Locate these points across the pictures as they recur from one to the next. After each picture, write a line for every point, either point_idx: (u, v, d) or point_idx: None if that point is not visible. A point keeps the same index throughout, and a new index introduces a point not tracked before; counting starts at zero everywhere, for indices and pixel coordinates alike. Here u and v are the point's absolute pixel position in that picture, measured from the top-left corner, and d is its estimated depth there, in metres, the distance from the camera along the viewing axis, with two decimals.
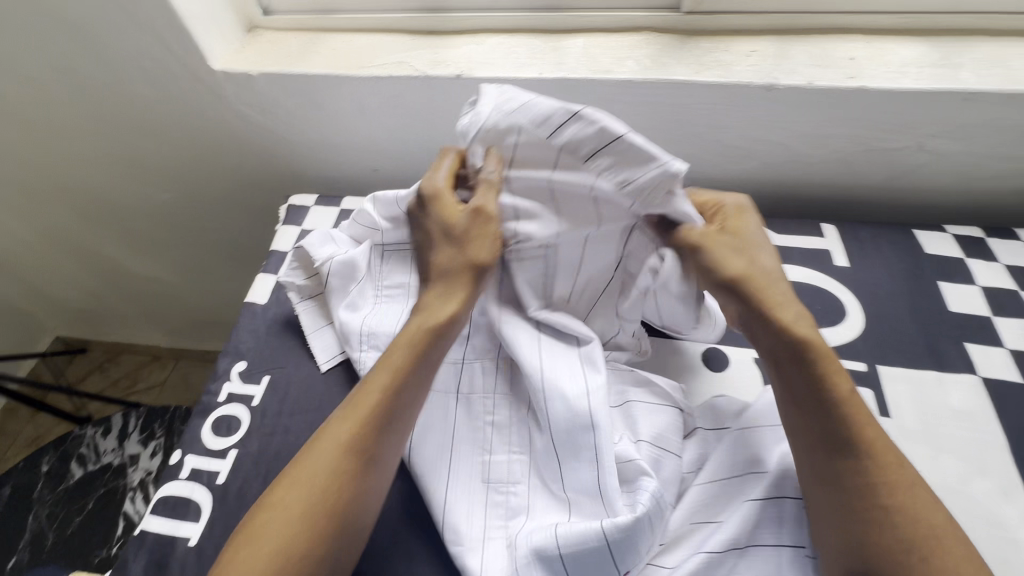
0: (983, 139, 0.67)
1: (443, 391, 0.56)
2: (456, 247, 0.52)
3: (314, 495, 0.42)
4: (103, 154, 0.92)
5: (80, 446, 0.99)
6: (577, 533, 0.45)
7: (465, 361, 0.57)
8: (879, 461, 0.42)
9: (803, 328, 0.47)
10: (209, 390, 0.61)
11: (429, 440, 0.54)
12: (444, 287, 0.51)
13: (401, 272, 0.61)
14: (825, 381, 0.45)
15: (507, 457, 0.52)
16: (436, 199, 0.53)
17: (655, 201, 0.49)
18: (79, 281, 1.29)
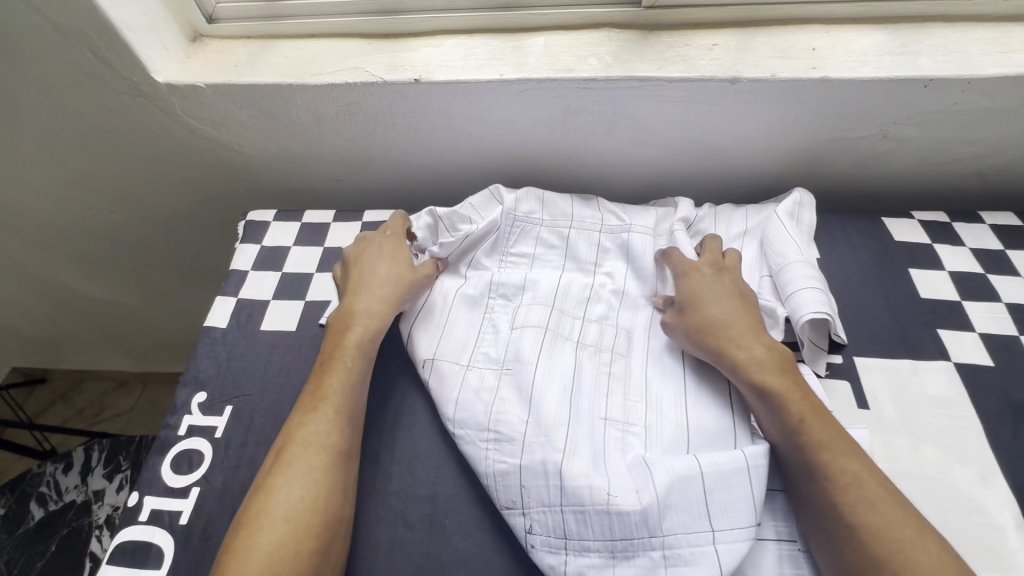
0: (942, 125, 0.67)
1: (567, 339, 0.58)
2: (393, 261, 0.62)
3: (287, 519, 0.44)
4: (43, 175, 0.86)
5: (40, 485, 0.93)
6: (721, 464, 0.47)
7: (586, 320, 0.60)
8: (842, 483, 0.43)
9: (764, 363, 0.50)
10: (167, 424, 0.57)
11: (544, 382, 0.54)
12: (376, 293, 0.59)
13: (527, 245, 0.65)
14: (784, 409, 0.48)
15: (625, 401, 0.54)
16: (388, 237, 0.64)
17: (801, 218, 0.66)
18: (28, 309, 1.22)
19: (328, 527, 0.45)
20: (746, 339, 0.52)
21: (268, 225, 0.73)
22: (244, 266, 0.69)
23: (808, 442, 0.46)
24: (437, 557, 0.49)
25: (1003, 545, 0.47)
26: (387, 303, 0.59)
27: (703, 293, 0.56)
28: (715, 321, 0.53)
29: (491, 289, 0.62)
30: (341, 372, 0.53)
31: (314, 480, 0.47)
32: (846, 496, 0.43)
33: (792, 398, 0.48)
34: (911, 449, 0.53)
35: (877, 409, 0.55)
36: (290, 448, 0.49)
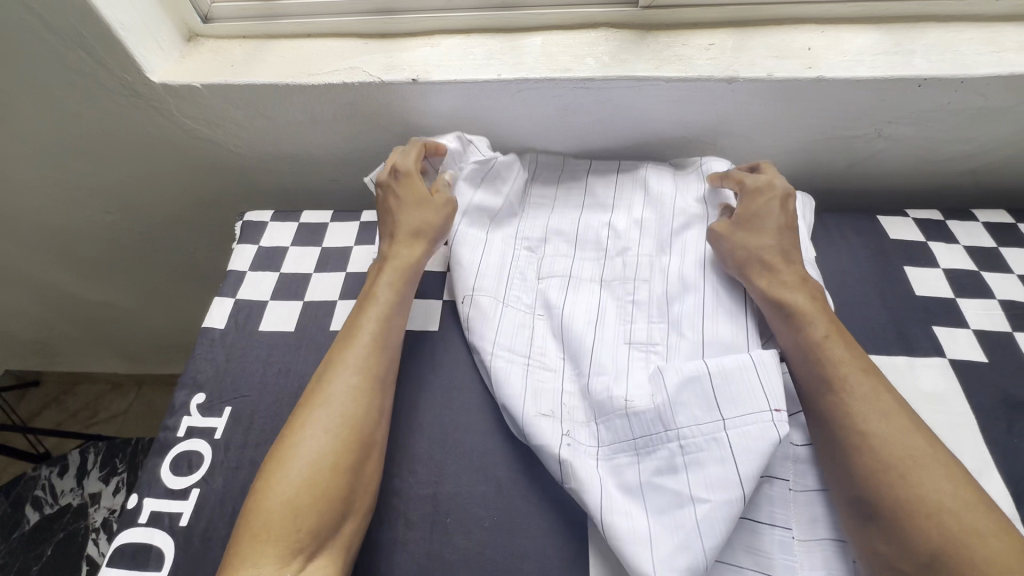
0: (935, 124, 0.68)
1: (591, 279, 0.63)
2: (418, 202, 0.62)
3: (330, 435, 0.48)
4: (35, 176, 0.85)
5: (35, 489, 0.92)
6: (727, 363, 0.49)
7: (608, 257, 0.65)
8: (861, 394, 0.47)
9: (796, 292, 0.54)
10: (166, 425, 0.56)
11: (576, 314, 0.60)
12: (412, 238, 0.61)
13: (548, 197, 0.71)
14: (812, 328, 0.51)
15: (647, 325, 0.58)
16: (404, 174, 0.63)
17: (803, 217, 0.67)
18: (20, 311, 1.21)
19: (366, 446, 0.49)
20: (790, 267, 0.55)
21: (265, 225, 0.73)
22: (241, 266, 0.69)
23: (829, 360, 0.49)
24: (439, 555, 0.49)
25: None
26: (423, 244, 0.61)
27: (763, 217, 0.58)
28: (768, 247, 0.57)
29: (518, 239, 0.67)
30: (381, 307, 0.56)
31: (345, 401, 0.49)
32: (861, 406, 0.46)
33: (823, 322, 0.52)
34: None
35: None
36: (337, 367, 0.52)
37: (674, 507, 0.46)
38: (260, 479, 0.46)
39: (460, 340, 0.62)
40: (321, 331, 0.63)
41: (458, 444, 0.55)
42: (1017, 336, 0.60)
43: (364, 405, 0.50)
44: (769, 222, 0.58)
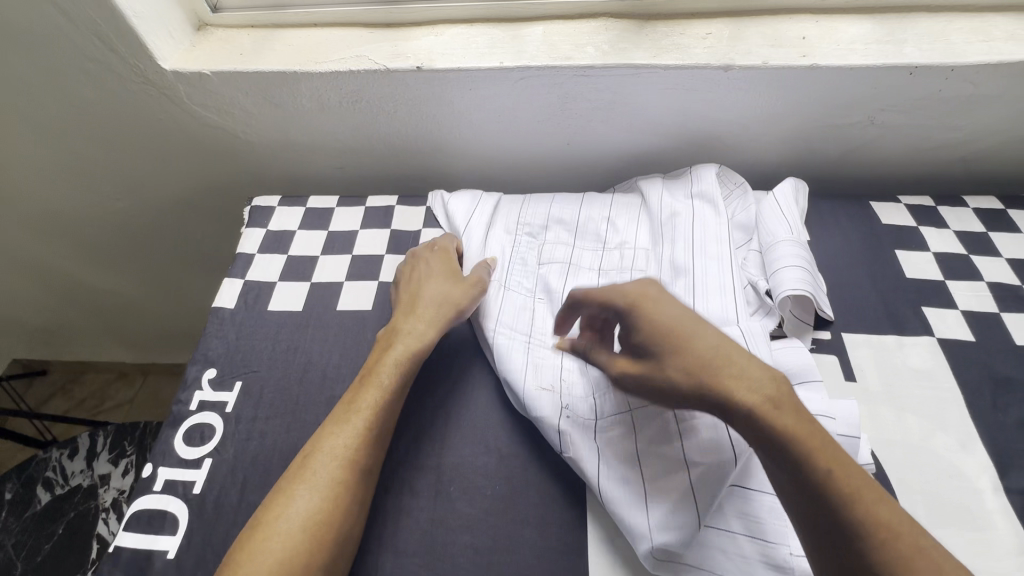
0: (926, 111, 0.70)
1: (589, 268, 0.65)
2: (446, 285, 0.60)
3: (304, 530, 0.44)
4: (48, 161, 0.87)
5: (46, 470, 0.94)
6: None
7: (606, 247, 0.67)
8: (890, 544, 0.35)
9: (768, 412, 0.40)
10: (179, 399, 0.58)
11: (575, 295, 0.62)
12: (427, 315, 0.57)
13: (546, 197, 0.74)
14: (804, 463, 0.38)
15: None
16: (439, 251, 0.64)
17: (799, 202, 0.69)
18: (29, 297, 1.23)
19: (338, 543, 0.45)
20: (744, 373, 0.42)
21: (273, 210, 0.75)
22: (251, 249, 0.71)
23: (840, 504, 0.37)
24: (443, 522, 0.51)
25: (981, 506, 0.50)
26: (437, 328, 0.57)
27: (679, 328, 0.46)
28: (693, 364, 0.44)
29: (521, 227, 0.69)
30: (379, 392, 0.52)
31: (325, 490, 0.46)
32: (892, 559, 0.35)
33: (811, 445, 0.39)
34: (896, 418, 0.55)
35: (864, 381, 0.57)
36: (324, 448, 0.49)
37: (669, 472, 0.48)
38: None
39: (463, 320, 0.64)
40: (329, 310, 0.65)
41: (462, 419, 0.57)
42: (1003, 317, 0.62)
43: (345, 495, 0.47)
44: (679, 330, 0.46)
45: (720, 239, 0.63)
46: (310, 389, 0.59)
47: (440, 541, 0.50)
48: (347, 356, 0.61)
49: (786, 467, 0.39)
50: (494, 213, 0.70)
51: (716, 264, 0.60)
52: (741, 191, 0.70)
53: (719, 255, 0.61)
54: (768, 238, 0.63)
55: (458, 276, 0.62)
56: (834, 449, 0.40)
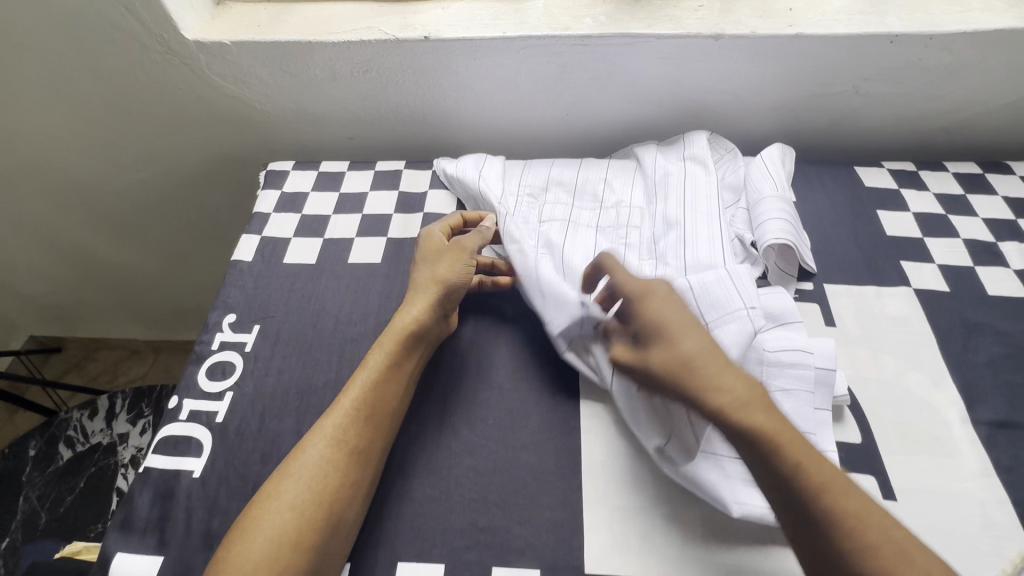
0: (908, 80, 0.74)
1: (588, 225, 0.69)
2: (430, 267, 0.61)
3: (292, 511, 0.45)
4: (73, 131, 0.92)
5: (68, 429, 0.99)
6: (706, 278, 0.55)
7: (603, 207, 0.71)
8: (847, 531, 0.39)
9: (737, 408, 0.45)
10: (202, 339, 0.62)
11: (575, 249, 0.65)
12: (411, 297, 0.58)
13: (546, 162, 0.77)
14: (773, 457, 0.43)
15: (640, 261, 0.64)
16: (423, 235, 0.64)
17: (786, 165, 0.73)
18: (48, 270, 1.28)
19: (333, 523, 0.46)
20: (724, 378, 0.46)
21: (288, 173, 0.79)
22: (267, 208, 0.75)
23: (806, 491, 0.41)
24: (448, 448, 0.55)
25: (950, 436, 0.53)
26: (421, 308, 0.57)
27: (665, 326, 0.50)
28: (680, 363, 0.47)
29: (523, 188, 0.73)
30: (364, 375, 0.53)
31: (311, 476, 0.47)
32: (853, 544, 0.39)
33: (784, 441, 0.43)
34: (872, 358, 0.59)
35: (843, 326, 0.61)
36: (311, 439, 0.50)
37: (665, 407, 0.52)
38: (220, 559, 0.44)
39: None
40: (341, 263, 0.69)
41: (465, 360, 0.61)
42: (977, 270, 0.65)
43: (332, 478, 0.48)
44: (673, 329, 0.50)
45: (710, 195, 0.66)
46: (323, 331, 0.63)
47: (445, 463, 0.54)
48: (358, 302, 0.65)
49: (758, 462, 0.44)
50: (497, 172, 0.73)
51: (705, 215, 0.64)
52: (730, 156, 0.74)
53: (710, 208, 0.65)
54: (756, 195, 0.67)
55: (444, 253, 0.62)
56: (798, 440, 0.44)
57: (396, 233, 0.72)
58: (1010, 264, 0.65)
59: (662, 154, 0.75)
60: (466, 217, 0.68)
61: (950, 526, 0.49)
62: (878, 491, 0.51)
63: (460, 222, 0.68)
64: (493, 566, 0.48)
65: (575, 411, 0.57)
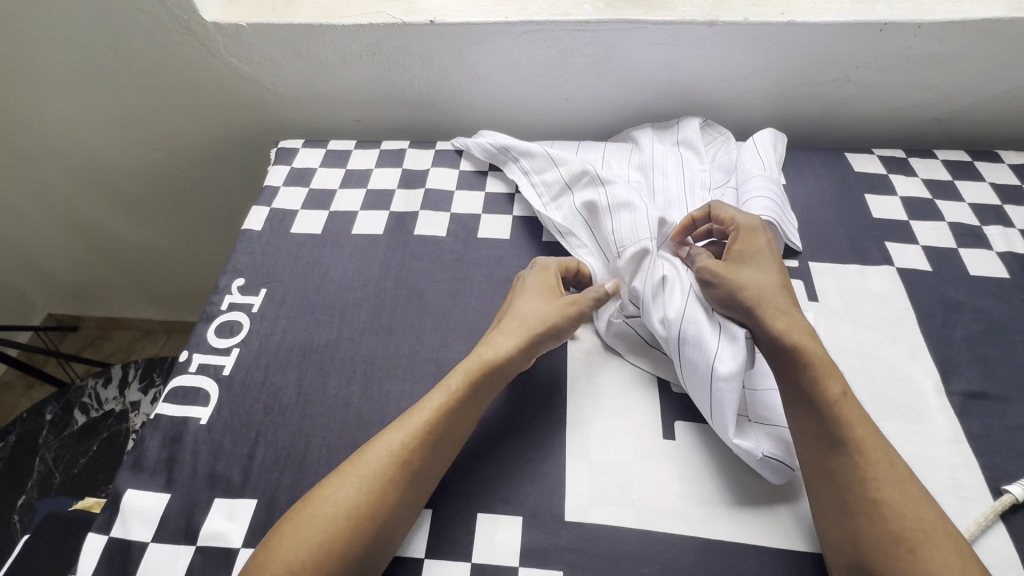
0: (898, 69, 0.76)
1: None
2: (537, 304, 0.58)
3: (344, 518, 0.45)
4: (97, 110, 0.97)
5: (83, 396, 1.03)
6: None
7: None
8: (867, 456, 0.45)
9: (798, 335, 0.50)
10: (212, 301, 0.66)
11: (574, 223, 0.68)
12: (507, 330, 0.56)
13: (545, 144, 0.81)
14: (817, 382, 0.48)
15: None
16: (540, 267, 0.62)
17: (777, 147, 0.75)
18: (68, 248, 1.33)
19: (376, 540, 0.45)
20: (789, 312, 0.51)
21: (297, 151, 0.83)
22: (277, 182, 0.78)
23: (841, 418, 0.46)
24: None
25: (924, 405, 0.55)
26: (518, 348, 0.55)
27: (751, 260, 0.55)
28: (769, 287, 0.53)
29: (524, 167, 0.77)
30: (445, 400, 0.51)
31: (369, 483, 0.46)
32: (873, 471, 0.44)
33: (835, 371, 0.48)
34: (852, 331, 0.61)
35: (826, 301, 0.63)
36: (370, 449, 0.49)
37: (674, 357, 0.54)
38: (265, 548, 0.44)
39: (463, 245, 0.71)
40: (345, 233, 0.72)
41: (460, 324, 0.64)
42: (960, 252, 0.67)
43: (390, 490, 0.47)
44: (763, 261, 0.55)
45: None
46: (326, 296, 0.66)
47: None
48: (359, 270, 0.68)
49: (808, 378, 0.48)
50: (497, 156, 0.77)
51: None
52: (721, 139, 0.76)
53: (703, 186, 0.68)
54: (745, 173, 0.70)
55: (557, 296, 0.59)
56: (839, 376, 0.49)
57: (398, 208, 0.75)
58: (993, 247, 0.67)
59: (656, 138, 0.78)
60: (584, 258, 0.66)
61: None
62: None
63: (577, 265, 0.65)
64: (478, 512, 0.51)
65: (562, 375, 0.60)
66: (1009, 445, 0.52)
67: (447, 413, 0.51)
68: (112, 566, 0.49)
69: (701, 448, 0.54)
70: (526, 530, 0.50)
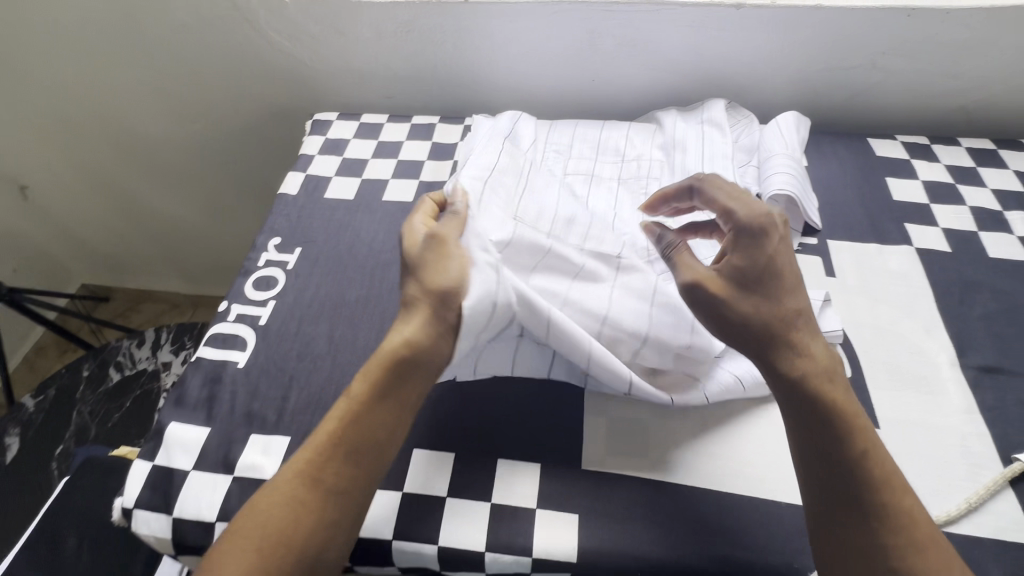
0: (924, 57, 0.76)
1: (610, 178, 0.75)
2: (418, 278, 0.49)
3: (282, 549, 0.41)
4: (145, 79, 1.03)
5: (117, 354, 1.08)
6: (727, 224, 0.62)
7: (625, 160, 0.77)
8: (892, 521, 0.41)
9: (824, 383, 0.45)
10: (249, 257, 0.69)
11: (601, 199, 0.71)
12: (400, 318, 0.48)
13: (568, 122, 0.83)
14: (847, 436, 0.44)
15: (658, 211, 0.70)
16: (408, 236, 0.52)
17: (800, 129, 0.77)
18: (106, 217, 1.39)
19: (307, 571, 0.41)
20: (814, 349, 0.46)
21: (332, 123, 0.86)
22: (311, 152, 0.82)
23: (871, 480, 0.42)
24: None
25: (938, 376, 0.56)
26: (422, 321, 0.47)
27: (777, 274, 0.47)
28: (792, 319, 0.46)
29: (548, 142, 0.79)
30: (353, 418, 0.45)
31: (296, 512, 0.42)
32: (896, 539, 0.41)
33: (862, 423, 0.44)
34: (869, 306, 0.62)
35: (843, 277, 0.65)
36: (300, 458, 0.44)
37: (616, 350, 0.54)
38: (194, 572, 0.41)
39: None
40: (376, 199, 0.76)
41: None
42: (981, 235, 0.67)
43: (305, 519, 0.42)
44: (788, 279, 0.47)
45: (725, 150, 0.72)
46: (357, 256, 0.69)
47: None
48: (389, 234, 0.71)
49: (837, 433, 0.44)
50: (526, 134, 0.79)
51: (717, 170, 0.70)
52: (745, 121, 0.78)
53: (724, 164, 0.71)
54: (766, 152, 0.71)
55: (426, 258, 0.49)
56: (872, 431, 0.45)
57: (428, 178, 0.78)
58: (1014, 230, 0.68)
59: (678, 117, 0.80)
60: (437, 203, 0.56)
61: (930, 454, 0.52)
62: None
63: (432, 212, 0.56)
64: (499, 457, 0.53)
65: None
66: (1021, 418, 0.53)
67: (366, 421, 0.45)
68: (155, 489, 0.52)
69: (715, 408, 0.56)
70: (544, 477, 0.52)
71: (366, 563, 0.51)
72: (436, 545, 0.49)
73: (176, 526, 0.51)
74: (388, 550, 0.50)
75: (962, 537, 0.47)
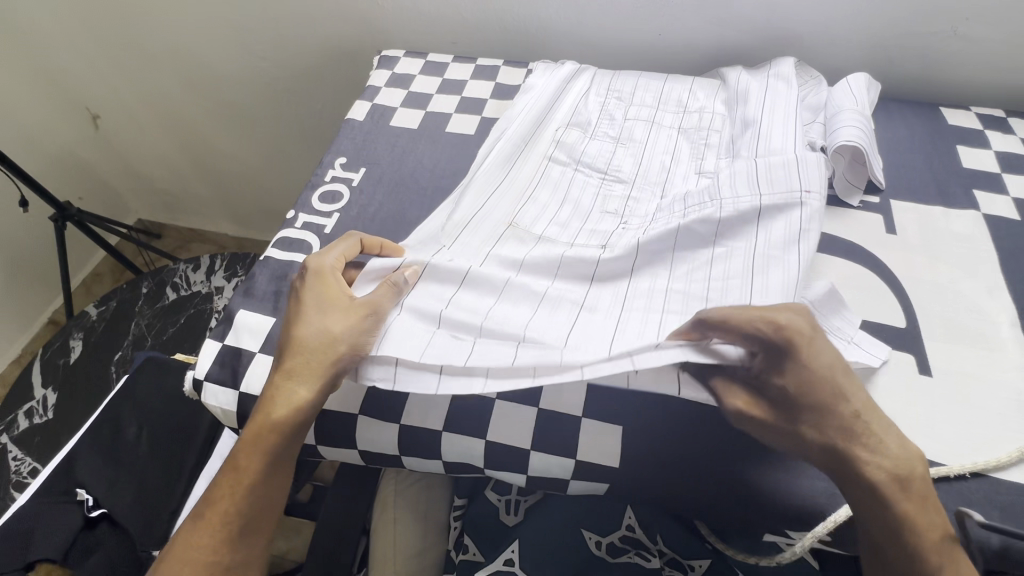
0: (1009, 24, 0.74)
1: (669, 127, 0.75)
2: (324, 325, 0.51)
3: None
4: (219, 15, 1.07)
5: (174, 276, 1.13)
6: (773, 164, 0.58)
7: (687, 111, 0.76)
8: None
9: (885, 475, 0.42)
10: (317, 173, 0.73)
11: (660, 151, 0.71)
12: (294, 374, 0.50)
13: (630, 73, 0.83)
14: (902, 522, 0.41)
15: (718, 160, 0.69)
16: (309, 278, 0.54)
17: (871, 91, 0.75)
18: (165, 153, 1.45)
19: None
20: (878, 441, 0.43)
21: (399, 59, 0.88)
22: (379, 84, 0.84)
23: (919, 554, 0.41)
24: None
25: (999, 336, 0.56)
26: (309, 386, 0.49)
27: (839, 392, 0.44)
28: (831, 445, 0.43)
29: (609, 90, 0.80)
30: (235, 481, 0.50)
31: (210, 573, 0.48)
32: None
33: (912, 504, 0.42)
34: (929, 264, 0.61)
35: (905, 236, 0.64)
36: (189, 532, 0.49)
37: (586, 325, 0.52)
38: None
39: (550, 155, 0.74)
40: (440, 130, 0.78)
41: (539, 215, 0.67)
42: None
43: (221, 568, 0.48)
44: (828, 392, 0.43)
45: (788, 103, 0.70)
46: (418, 180, 0.72)
47: None
48: (451, 162, 0.73)
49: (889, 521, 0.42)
50: (585, 80, 0.80)
51: (771, 117, 0.68)
52: (816, 81, 0.77)
53: (786, 112, 0.69)
54: (835, 108, 0.70)
55: (343, 307, 0.52)
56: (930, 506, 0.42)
57: (489, 115, 0.79)
58: None
59: (742, 71, 0.79)
60: (366, 243, 0.59)
61: (983, 404, 0.51)
62: (914, 366, 0.54)
63: (357, 252, 0.58)
64: None
65: None
66: None
67: (253, 481, 0.50)
68: (224, 366, 0.56)
69: None
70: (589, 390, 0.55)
71: (415, 453, 0.54)
72: (484, 440, 0.52)
73: (242, 400, 0.54)
74: (439, 441, 0.53)
75: (1010, 483, 0.47)
